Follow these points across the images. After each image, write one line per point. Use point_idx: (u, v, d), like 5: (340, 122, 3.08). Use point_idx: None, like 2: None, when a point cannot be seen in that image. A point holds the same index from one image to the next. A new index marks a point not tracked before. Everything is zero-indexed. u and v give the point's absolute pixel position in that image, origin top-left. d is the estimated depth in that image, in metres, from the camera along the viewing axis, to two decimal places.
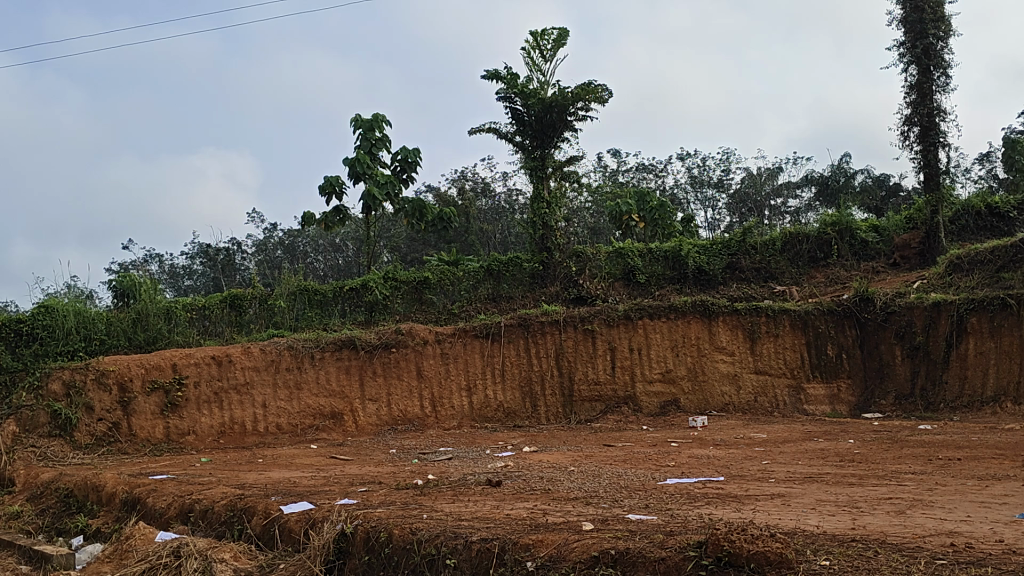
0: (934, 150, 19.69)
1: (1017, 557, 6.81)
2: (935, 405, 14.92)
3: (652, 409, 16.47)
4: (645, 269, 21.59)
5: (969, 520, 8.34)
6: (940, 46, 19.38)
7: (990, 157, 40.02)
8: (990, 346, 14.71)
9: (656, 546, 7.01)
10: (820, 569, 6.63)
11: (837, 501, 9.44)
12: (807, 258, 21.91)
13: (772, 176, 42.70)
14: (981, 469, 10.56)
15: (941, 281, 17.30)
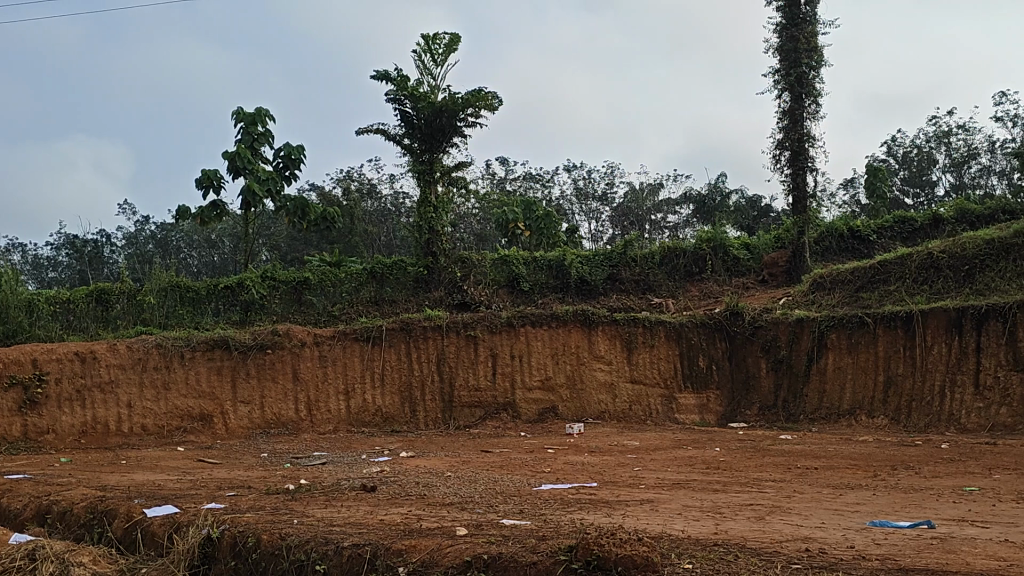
0: (802, 174, 20.69)
1: (866, 562, 7.26)
2: (796, 416, 15.62)
3: (530, 416, 16.62)
4: (529, 277, 21.90)
5: (823, 526, 8.82)
6: (812, 75, 20.41)
7: (854, 184, 42.28)
8: (847, 361, 15.57)
9: (528, 550, 7.12)
10: (683, 573, 6.91)
11: (702, 507, 9.81)
12: (683, 273, 22.82)
13: (653, 191, 43.80)
14: (837, 478, 11.16)
15: (805, 298, 18.21)
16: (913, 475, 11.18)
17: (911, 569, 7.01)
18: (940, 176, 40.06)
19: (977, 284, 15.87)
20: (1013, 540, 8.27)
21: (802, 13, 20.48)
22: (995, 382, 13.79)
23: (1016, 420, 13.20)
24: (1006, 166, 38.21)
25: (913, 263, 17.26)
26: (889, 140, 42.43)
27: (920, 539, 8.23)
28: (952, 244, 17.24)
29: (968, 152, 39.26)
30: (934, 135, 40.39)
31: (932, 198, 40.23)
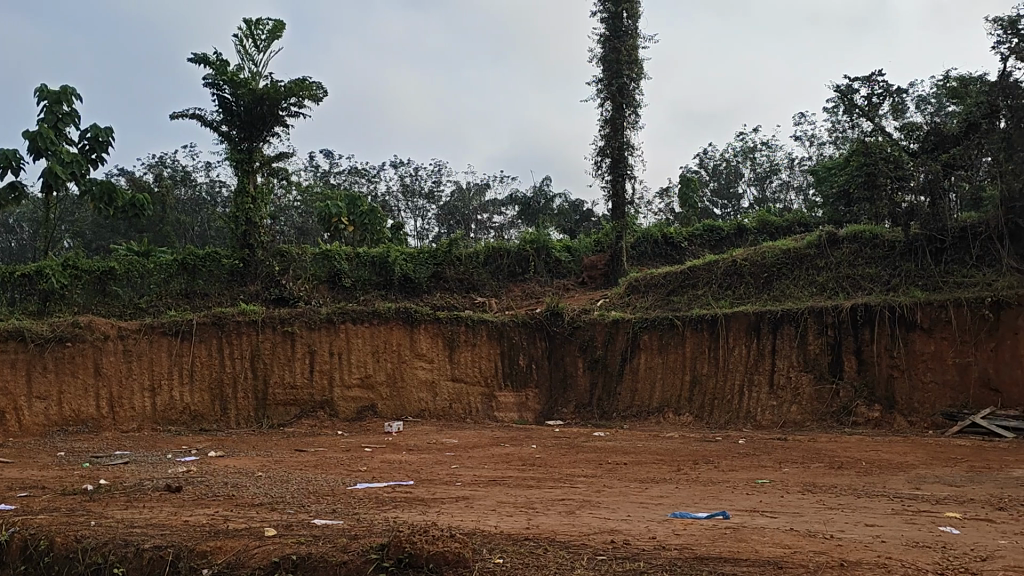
0: (622, 181, 21.45)
1: (665, 552, 7.64)
2: (609, 414, 16.25)
3: (348, 414, 16.43)
4: (351, 273, 21.60)
5: (628, 519, 9.21)
6: (632, 86, 21.29)
7: (668, 193, 44.40)
8: (658, 361, 16.36)
9: (338, 550, 6.99)
10: (493, 567, 7.00)
11: (515, 503, 10.00)
12: (506, 273, 23.34)
13: (479, 192, 44.24)
14: (643, 473, 11.69)
15: (620, 300, 18.96)
16: (712, 468, 11.87)
17: (705, 557, 7.44)
18: (745, 189, 42.75)
19: (774, 290, 17.11)
20: (797, 528, 8.94)
21: (624, 26, 21.33)
22: (787, 382, 14.96)
23: (804, 418, 14.42)
24: (802, 182, 41.35)
25: (718, 270, 18.31)
26: (700, 153, 44.80)
27: (716, 528, 8.75)
28: (753, 252, 18.50)
29: (770, 168, 42.14)
30: (740, 151, 43.07)
31: (737, 210, 42.81)
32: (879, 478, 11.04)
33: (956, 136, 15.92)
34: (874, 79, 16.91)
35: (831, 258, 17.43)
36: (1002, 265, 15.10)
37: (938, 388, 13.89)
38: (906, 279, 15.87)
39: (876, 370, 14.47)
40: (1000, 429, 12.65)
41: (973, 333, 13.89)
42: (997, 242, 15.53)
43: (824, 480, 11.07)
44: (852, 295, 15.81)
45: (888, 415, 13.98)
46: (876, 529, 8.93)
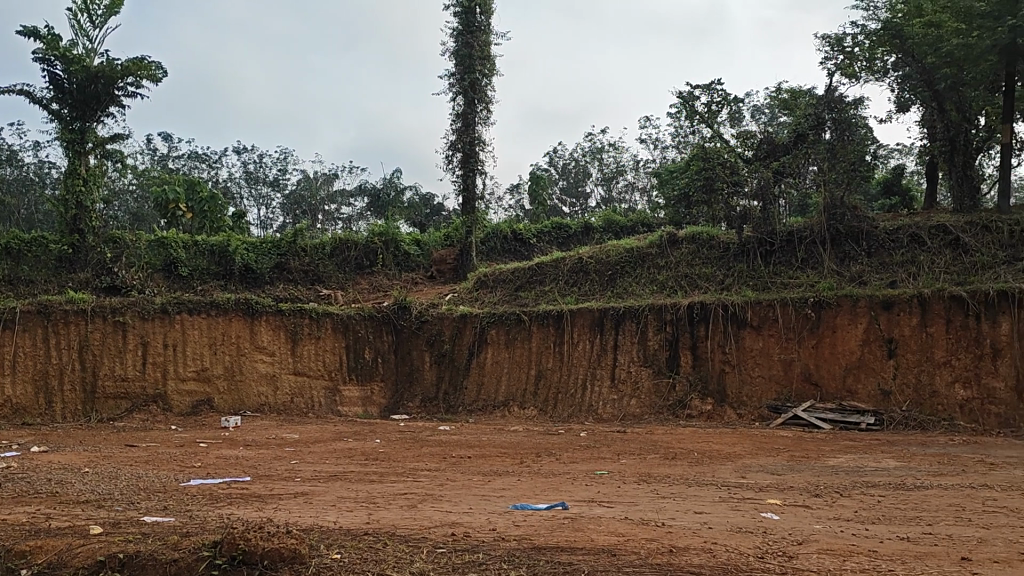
0: (472, 176, 21.62)
1: (504, 542, 7.74)
2: (454, 408, 16.31)
3: (182, 409, 15.77)
4: (188, 262, 20.79)
5: (470, 511, 9.27)
6: (484, 82, 21.43)
7: (518, 189, 45.04)
8: (504, 356, 16.58)
9: (170, 547, 6.69)
10: (330, 562, 6.85)
11: (356, 498, 9.87)
12: (353, 265, 22.96)
13: (327, 181, 43.34)
14: (486, 466, 11.80)
15: (469, 294, 18.98)
16: (553, 461, 12.11)
17: (543, 547, 7.59)
18: (593, 188, 43.89)
19: (618, 287, 17.64)
20: (632, 517, 9.25)
21: (477, 22, 21.43)
22: (627, 377, 15.49)
23: (642, 411, 14.95)
24: (647, 184, 42.86)
25: (565, 267, 18.71)
26: (550, 151, 45.52)
27: (555, 519, 8.94)
28: (599, 251, 19.00)
29: (616, 168, 43.30)
30: (589, 151, 44.15)
31: (585, 208, 43.90)
32: (709, 468, 11.56)
33: (786, 146, 17.34)
34: (714, 87, 17.70)
35: (671, 257, 18.07)
36: (824, 268, 16.13)
37: (765, 382, 14.73)
38: (739, 279, 16.68)
39: (709, 366, 15.16)
40: (818, 420, 13.57)
41: (796, 332, 14.83)
42: (820, 245, 16.60)
43: (659, 471, 11.50)
44: (689, 293, 16.50)
45: (719, 408, 14.70)
46: (704, 516, 9.37)
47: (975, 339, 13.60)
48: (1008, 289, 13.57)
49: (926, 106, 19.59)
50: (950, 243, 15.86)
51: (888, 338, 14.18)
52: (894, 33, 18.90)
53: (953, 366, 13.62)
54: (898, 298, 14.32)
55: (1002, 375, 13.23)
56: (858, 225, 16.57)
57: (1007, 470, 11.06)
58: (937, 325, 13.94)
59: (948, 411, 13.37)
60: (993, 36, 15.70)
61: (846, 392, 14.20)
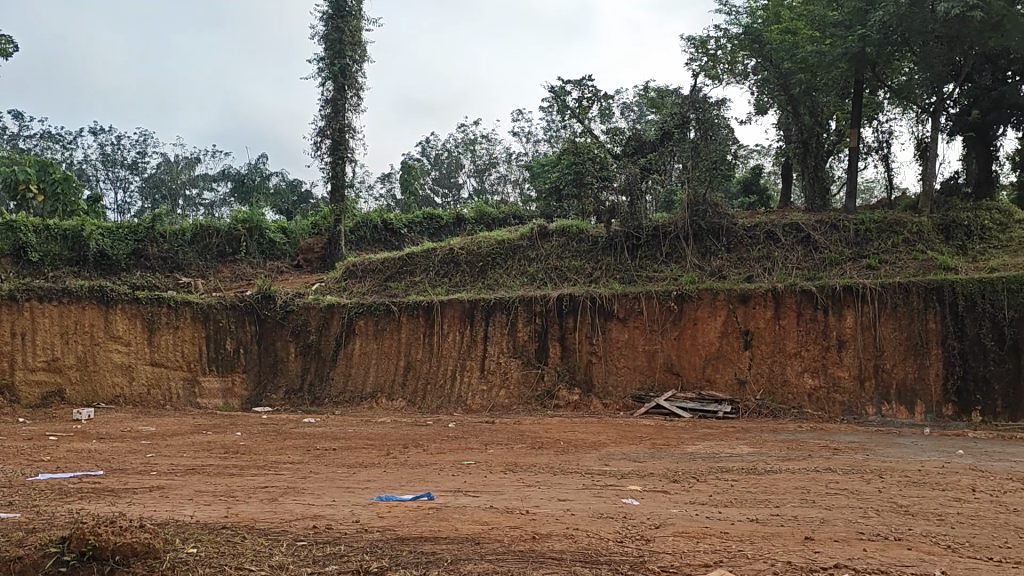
0: (341, 163, 21.26)
1: (367, 534, 7.66)
2: (320, 399, 16.01)
3: (31, 400, 15.05)
4: (39, 247, 19.60)
5: (333, 504, 9.13)
6: (354, 68, 21.12)
7: (390, 178, 44.60)
8: (372, 346, 16.44)
9: (13, 545, 6.32)
10: (187, 556, 6.60)
11: (214, 491, 9.56)
12: (215, 253, 22.24)
13: (189, 166, 41.57)
14: (351, 458, 11.65)
15: (337, 284, 18.65)
16: (421, 452, 12.08)
17: (406, 538, 7.56)
18: (465, 179, 43.96)
19: (488, 278, 17.74)
20: (496, 505, 9.33)
21: (347, 6, 21.05)
22: (496, 368, 15.62)
23: (510, 401, 15.09)
24: (518, 176, 43.29)
25: (435, 257, 18.66)
26: (423, 141, 45.21)
27: (419, 509, 8.92)
28: (470, 242, 18.99)
29: (489, 160, 43.75)
30: (462, 142, 44.18)
31: (457, 199, 43.93)
32: (573, 456, 11.79)
33: (654, 143, 17.78)
34: (584, 82, 18.00)
35: (541, 249, 18.32)
36: (686, 262, 16.70)
37: (629, 372, 15.14)
38: (607, 272, 17.05)
39: (577, 356, 15.45)
40: (679, 409, 14.03)
41: (659, 323, 15.29)
42: (683, 240, 17.15)
43: (525, 460, 11.64)
44: (558, 285, 16.75)
45: (586, 398, 14.99)
46: (567, 503, 9.54)
47: (823, 331, 14.44)
48: (852, 285, 14.48)
49: (783, 109, 20.42)
50: (802, 240, 16.72)
51: (744, 330, 14.83)
52: (754, 38, 19.45)
53: (802, 357, 14.38)
54: (754, 292, 15.00)
55: (846, 365, 14.08)
56: (718, 222, 17.24)
57: (848, 454, 11.76)
58: (789, 317, 14.68)
59: (798, 399, 14.10)
60: (846, 45, 16.66)
61: (705, 382, 14.75)
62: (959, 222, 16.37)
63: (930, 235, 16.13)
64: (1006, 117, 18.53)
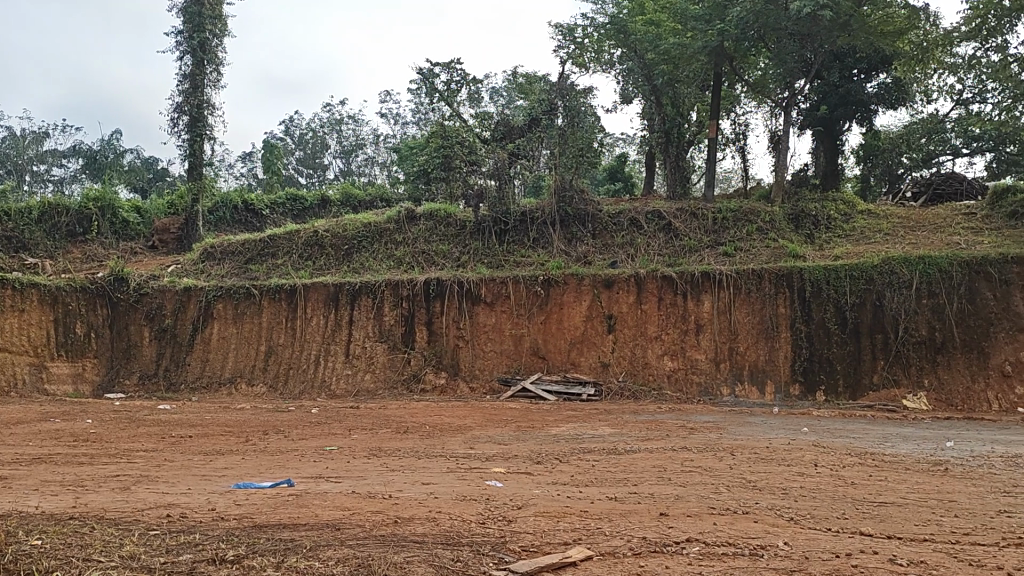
0: (200, 141, 20.47)
1: (223, 522, 7.41)
2: (176, 385, 15.45)
3: None
4: None
5: (189, 492, 8.80)
6: (214, 42, 20.37)
7: (252, 158, 43.32)
8: (232, 331, 15.96)
9: None
10: (29, 547, 6.21)
11: (61, 481, 9.04)
12: (64, 232, 21.04)
13: (36, 141, 39.14)
14: (210, 445, 11.26)
15: (194, 266, 17.96)
16: (282, 438, 11.79)
17: (264, 525, 7.36)
18: (331, 160, 43.18)
19: (354, 261, 17.48)
20: (359, 491, 9.22)
21: None
22: (362, 352, 15.42)
23: (376, 385, 14.93)
24: (386, 159, 42.94)
25: (299, 240, 18.27)
26: (287, 120, 44.02)
27: (278, 496, 8.71)
28: (335, 224, 18.66)
29: (356, 142, 43.24)
30: (327, 122, 43.36)
31: (322, 180, 43.10)
32: (438, 440, 11.77)
33: (522, 129, 18.12)
34: (454, 66, 17.96)
35: (409, 233, 18.17)
36: (553, 248, 16.94)
37: (496, 356, 15.22)
38: (474, 257, 17.09)
39: (444, 341, 15.44)
40: (544, 392, 14.19)
41: (526, 307, 15.48)
42: (550, 226, 17.42)
43: (389, 445, 11.55)
44: (425, 269, 16.67)
45: (452, 381, 15.01)
46: (431, 487, 9.53)
47: (683, 315, 14.94)
48: (710, 271, 15.06)
49: (647, 100, 20.90)
50: (664, 227, 17.23)
51: (608, 314, 15.19)
52: (620, 28, 19.78)
53: (663, 340, 14.84)
54: (618, 278, 15.38)
55: (704, 348, 14.62)
56: (584, 208, 17.60)
57: (704, 433, 12.20)
58: (651, 302, 15.12)
59: (658, 380, 14.53)
60: (705, 38, 17.29)
61: (570, 365, 14.99)
62: (808, 212, 17.25)
63: (781, 225, 16.92)
64: (851, 113, 19.61)
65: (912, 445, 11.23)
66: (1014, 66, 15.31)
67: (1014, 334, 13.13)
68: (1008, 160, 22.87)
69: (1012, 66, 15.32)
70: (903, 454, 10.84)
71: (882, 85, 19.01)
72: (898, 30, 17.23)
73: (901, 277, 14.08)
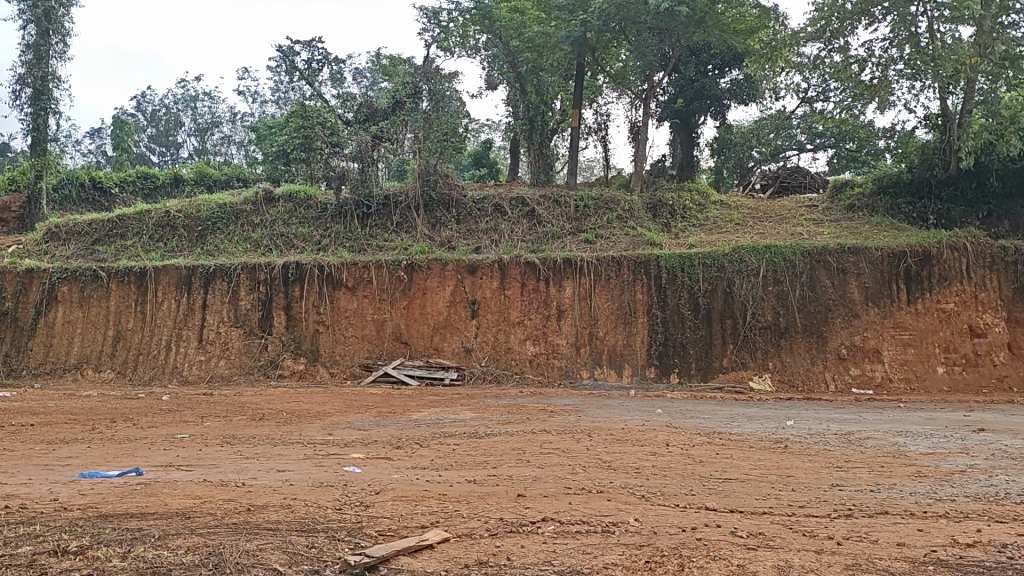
0: (44, 115, 19.29)
1: (65, 513, 7.04)
2: (16, 372, 14.56)
3: None
4: None
5: (30, 483, 8.31)
6: (61, 12, 19.23)
7: (100, 134, 41.16)
8: (77, 315, 15.17)
9: None
10: None
11: None
12: None
13: None
14: (52, 434, 10.66)
15: (36, 247, 16.93)
16: (130, 426, 11.28)
17: (110, 515, 7.03)
18: (185, 138, 41.62)
19: (208, 244, 16.90)
20: (211, 479, 8.94)
21: None
22: (217, 338, 14.93)
23: (232, 371, 14.49)
24: (243, 138, 41.83)
25: (150, 220, 17.51)
26: (138, 95, 42.03)
27: (126, 485, 8.34)
28: (189, 205, 17.96)
29: (211, 120, 41.90)
30: (180, 98, 41.70)
31: (175, 159, 41.58)
32: (295, 427, 11.54)
33: (386, 111, 18.38)
34: (315, 45, 17.57)
35: (266, 215, 17.70)
36: (416, 232, 16.89)
37: (357, 342, 15.04)
38: (335, 240, 16.82)
39: (303, 326, 15.14)
40: (406, 377, 14.14)
41: (389, 293, 15.36)
42: (414, 210, 17.34)
43: (244, 432, 11.24)
44: (284, 252, 16.30)
45: (311, 367, 14.75)
46: (287, 474, 9.34)
47: (545, 300, 15.19)
48: (572, 258, 15.37)
49: (511, 87, 21.10)
50: (527, 214, 17.46)
51: (471, 300, 15.27)
52: (484, 14, 19.92)
53: (525, 326, 15.04)
54: (481, 264, 15.48)
55: (564, 333, 14.90)
56: (448, 193, 17.59)
57: (562, 416, 12.47)
58: (513, 288, 15.30)
59: (520, 365, 14.72)
60: (569, 28, 17.58)
61: (432, 349, 14.96)
62: (665, 201, 17.84)
63: (639, 213, 17.43)
64: (706, 106, 20.42)
65: (757, 424, 11.84)
66: (854, 66, 16.29)
67: (849, 319, 14.29)
68: (846, 156, 24.36)
69: (852, 66, 16.30)
70: (748, 433, 11.40)
71: (734, 81, 19.93)
72: (750, 28, 18.65)
73: (749, 265, 14.81)
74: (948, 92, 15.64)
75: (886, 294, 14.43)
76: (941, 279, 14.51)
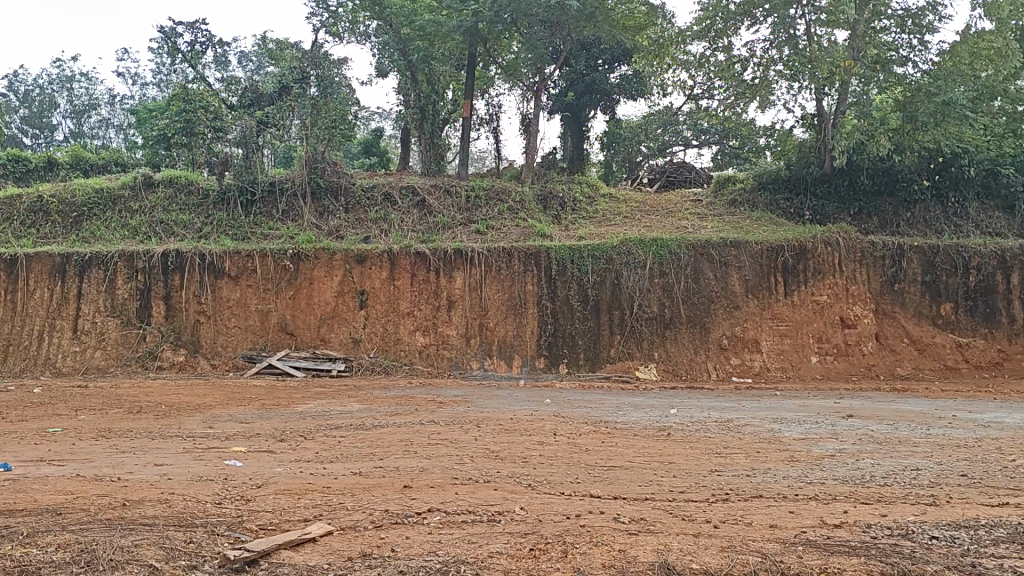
0: None
1: None
2: None
3: None
4: None
5: None
6: None
7: None
8: None
9: None
10: None
11: None
12: None
13: None
14: None
15: None
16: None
17: None
18: (60, 121, 39.63)
19: (83, 230, 16.18)
20: (84, 473, 8.54)
21: None
22: (92, 328, 14.34)
23: (107, 363, 13.92)
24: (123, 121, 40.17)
25: (20, 205, 16.66)
26: (9, 73, 39.75)
27: None
28: (63, 189, 17.17)
29: (88, 101, 40.04)
30: (54, 78, 39.65)
31: (49, 141, 39.58)
32: (174, 420, 11.15)
33: (271, 97, 17.52)
34: (198, 26, 16.95)
35: (145, 201, 17.01)
36: (304, 221, 16.56)
37: (240, 332, 14.64)
38: (218, 228, 16.33)
39: (183, 316, 14.64)
40: (292, 368, 13.84)
41: (274, 282, 15.01)
42: (300, 198, 17.05)
43: (121, 426, 10.80)
44: (164, 240, 15.72)
45: (192, 359, 14.29)
46: (166, 468, 9.01)
47: (435, 291, 15.12)
48: (462, 248, 15.36)
49: (402, 75, 20.87)
50: (417, 204, 17.33)
51: (360, 290, 15.06)
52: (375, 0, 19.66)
53: (415, 316, 14.95)
54: (370, 254, 15.28)
55: (454, 324, 14.89)
56: (337, 180, 17.39)
57: (451, 407, 12.45)
58: (403, 279, 15.18)
59: (409, 356, 14.64)
60: (460, 18, 17.52)
61: (319, 340, 14.70)
62: (555, 194, 18.04)
63: (530, 205, 17.55)
64: (596, 100, 20.74)
65: (642, 413, 12.11)
66: (737, 65, 16.86)
67: (730, 311, 14.78)
68: (730, 153, 25.15)
69: (735, 66, 16.86)
70: (633, 421, 11.66)
71: (623, 76, 20.34)
72: (638, 25, 18.65)
73: (636, 258, 15.11)
74: (824, 92, 16.27)
75: (765, 287, 14.99)
76: (815, 272, 15.16)
